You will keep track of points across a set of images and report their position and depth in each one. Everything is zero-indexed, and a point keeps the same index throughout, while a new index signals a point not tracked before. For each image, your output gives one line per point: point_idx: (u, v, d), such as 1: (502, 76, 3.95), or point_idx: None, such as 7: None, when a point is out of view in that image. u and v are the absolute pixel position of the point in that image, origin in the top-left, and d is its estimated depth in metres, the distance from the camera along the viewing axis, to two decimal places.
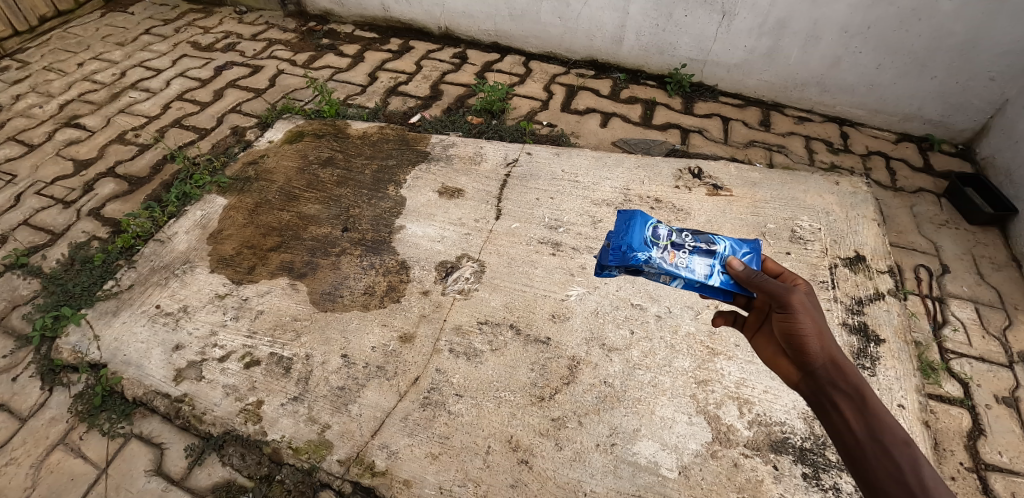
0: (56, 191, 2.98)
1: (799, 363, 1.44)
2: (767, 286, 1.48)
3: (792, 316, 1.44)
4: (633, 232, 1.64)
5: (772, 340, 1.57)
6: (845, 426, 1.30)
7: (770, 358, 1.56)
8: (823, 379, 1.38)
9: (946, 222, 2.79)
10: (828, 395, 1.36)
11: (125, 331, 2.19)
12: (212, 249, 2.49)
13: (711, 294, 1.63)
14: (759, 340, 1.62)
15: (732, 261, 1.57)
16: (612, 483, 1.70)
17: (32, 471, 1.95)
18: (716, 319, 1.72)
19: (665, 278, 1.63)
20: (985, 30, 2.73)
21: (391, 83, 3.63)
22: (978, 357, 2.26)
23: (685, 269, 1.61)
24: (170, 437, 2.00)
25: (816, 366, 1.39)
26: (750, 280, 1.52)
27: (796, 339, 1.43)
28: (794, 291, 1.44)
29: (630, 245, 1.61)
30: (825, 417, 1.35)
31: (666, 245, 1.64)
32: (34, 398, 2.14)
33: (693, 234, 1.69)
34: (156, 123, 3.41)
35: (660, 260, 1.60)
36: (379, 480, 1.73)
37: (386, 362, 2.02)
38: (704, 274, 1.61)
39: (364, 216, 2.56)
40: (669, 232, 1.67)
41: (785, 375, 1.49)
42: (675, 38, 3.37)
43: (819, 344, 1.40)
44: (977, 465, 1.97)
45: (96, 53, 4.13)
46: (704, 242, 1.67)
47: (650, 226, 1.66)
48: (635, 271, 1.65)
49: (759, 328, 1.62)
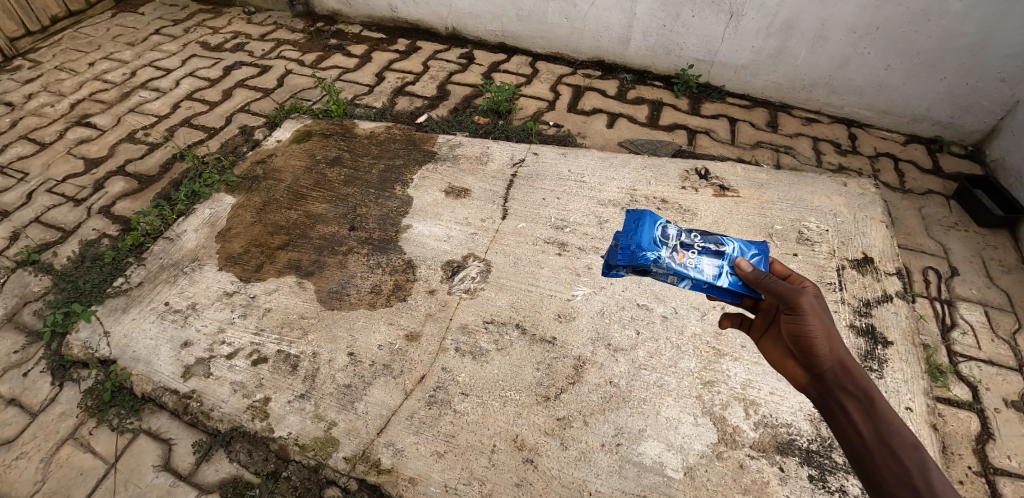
0: (67, 189, 3.01)
1: (806, 365, 1.43)
2: (776, 288, 1.48)
3: (800, 318, 1.43)
4: (642, 231, 1.67)
5: (778, 341, 1.55)
6: (852, 429, 1.30)
7: (775, 360, 1.54)
8: (831, 382, 1.37)
9: (955, 225, 2.77)
10: (835, 397, 1.35)
11: (135, 327, 2.21)
12: (220, 247, 2.51)
13: (720, 295, 1.63)
14: (765, 342, 1.60)
15: (741, 262, 1.57)
16: (617, 483, 1.70)
17: (42, 465, 1.97)
18: (724, 322, 1.71)
19: (673, 278, 1.64)
20: (995, 31, 2.71)
21: (398, 83, 3.65)
22: (987, 360, 2.25)
23: (693, 269, 1.61)
24: (178, 433, 2.02)
25: (824, 368, 1.38)
26: (759, 282, 1.53)
27: (804, 341, 1.43)
28: (804, 293, 1.44)
29: (639, 245, 1.64)
30: (831, 419, 1.34)
31: (675, 245, 1.66)
32: (45, 393, 2.16)
33: (702, 235, 1.70)
34: (166, 122, 3.44)
35: (668, 260, 1.61)
36: (385, 478, 1.74)
37: (392, 360, 2.03)
38: (713, 275, 1.61)
39: (371, 215, 2.57)
40: (678, 233, 1.69)
41: (791, 377, 1.48)
42: (683, 38, 3.37)
43: (828, 345, 1.39)
44: (986, 469, 1.95)
45: (107, 53, 4.17)
46: (713, 243, 1.68)
47: (659, 226, 1.69)
48: (643, 271, 1.67)
49: (766, 330, 1.60)
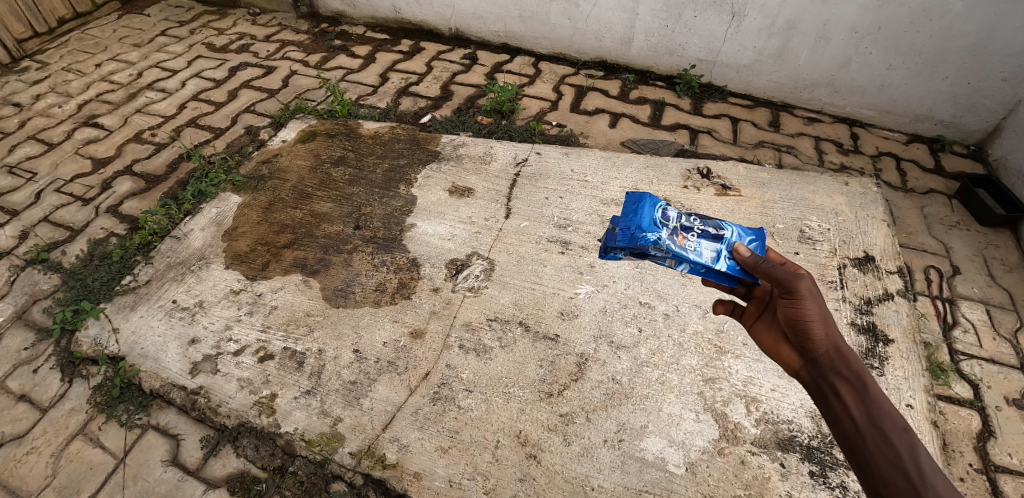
0: (75, 189, 3.05)
1: (802, 350, 1.46)
2: (773, 273, 1.49)
3: (797, 303, 1.45)
4: (642, 213, 1.66)
5: (773, 327, 1.60)
6: (845, 413, 1.32)
7: (771, 346, 1.58)
8: (825, 366, 1.39)
9: (957, 224, 2.78)
10: (828, 382, 1.37)
11: (143, 325, 2.24)
12: (226, 246, 2.54)
13: (717, 279, 1.64)
14: (759, 328, 1.65)
15: (739, 247, 1.59)
16: (619, 478, 1.72)
17: (52, 460, 2.00)
18: (717, 307, 1.73)
19: (671, 262, 1.64)
20: (997, 31, 2.72)
21: (402, 84, 3.67)
22: (988, 359, 2.26)
23: (692, 252, 1.61)
24: (186, 428, 2.04)
25: (819, 353, 1.41)
26: (757, 267, 1.54)
27: (800, 325, 1.45)
28: (802, 277, 1.44)
29: (639, 226, 1.62)
30: (824, 403, 1.37)
31: (675, 227, 1.65)
32: (54, 389, 2.19)
33: (701, 219, 1.70)
34: (173, 123, 3.47)
35: (668, 242, 1.60)
36: (390, 472, 1.77)
37: (397, 357, 2.05)
38: (711, 258, 1.61)
39: (376, 215, 2.60)
40: (678, 215, 1.68)
41: (787, 363, 1.51)
42: (685, 39, 3.38)
43: (823, 331, 1.41)
44: (987, 467, 1.97)
45: (114, 54, 4.21)
46: (712, 227, 1.68)
47: (659, 208, 1.68)
48: (641, 253, 1.66)
49: (759, 316, 1.66)
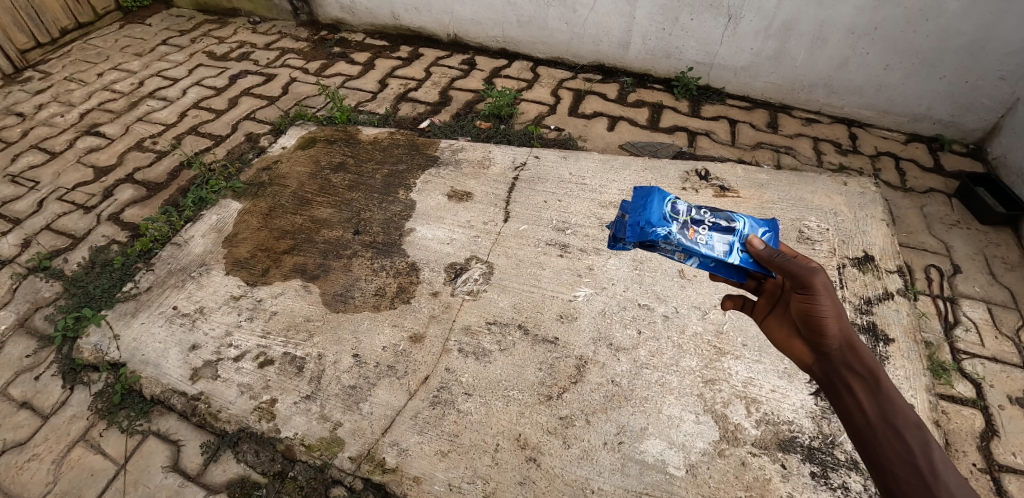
0: (77, 197, 3.07)
1: (814, 344, 1.45)
2: (789, 266, 1.47)
3: (812, 297, 1.44)
4: (652, 209, 1.63)
5: (785, 322, 1.57)
6: (857, 408, 1.31)
7: (782, 340, 1.56)
8: (837, 360, 1.38)
9: (957, 223, 2.77)
10: (840, 376, 1.37)
11: (144, 331, 2.25)
12: (227, 252, 2.55)
13: (728, 272, 1.63)
14: (771, 322, 1.63)
15: (753, 239, 1.57)
16: (620, 481, 1.72)
17: (54, 467, 2.02)
18: (727, 303, 1.72)
19: (681, 255, 1.63)
20: (993, 30, 2.73)
21: (401, 89, 3.69)
22: (990, 357, 2.25)
23: (703, 246, 1.59)
24: (187, 433, 2.05)
25: (832, 348, 1.40)
26: (772, 260, 1.52)
27: (813, 320, 1.44)
28: (819, 272, 1.42)
29: (649, 221, 1.60)
30: (836, 398, 1.36)
31: (685, 221, 1.63)
32: (56, 396, 2.21)
33: (712, 210, 1.66)
34: (174, 130, 3.49)
35: (678, 236, 1.60)
36: (390, 477, 1.76)
37: (397, 362, 2.05)
38: (722, 252, 1.59)
39: (375, 220, 2.61)
40: (688, 208, 1.65)
41: (798, 357, 1.50)
42: (682, 42, 3.40)
43: (837, 325, 1.40)
44: (990, 466, 1.96)
45: (115, 63, 4.24)
46: (723, 219, 1.64)
47: (668, 202, 1.64)
48: (650, 246, 1.65)
49: (771, 310, 1.63)
